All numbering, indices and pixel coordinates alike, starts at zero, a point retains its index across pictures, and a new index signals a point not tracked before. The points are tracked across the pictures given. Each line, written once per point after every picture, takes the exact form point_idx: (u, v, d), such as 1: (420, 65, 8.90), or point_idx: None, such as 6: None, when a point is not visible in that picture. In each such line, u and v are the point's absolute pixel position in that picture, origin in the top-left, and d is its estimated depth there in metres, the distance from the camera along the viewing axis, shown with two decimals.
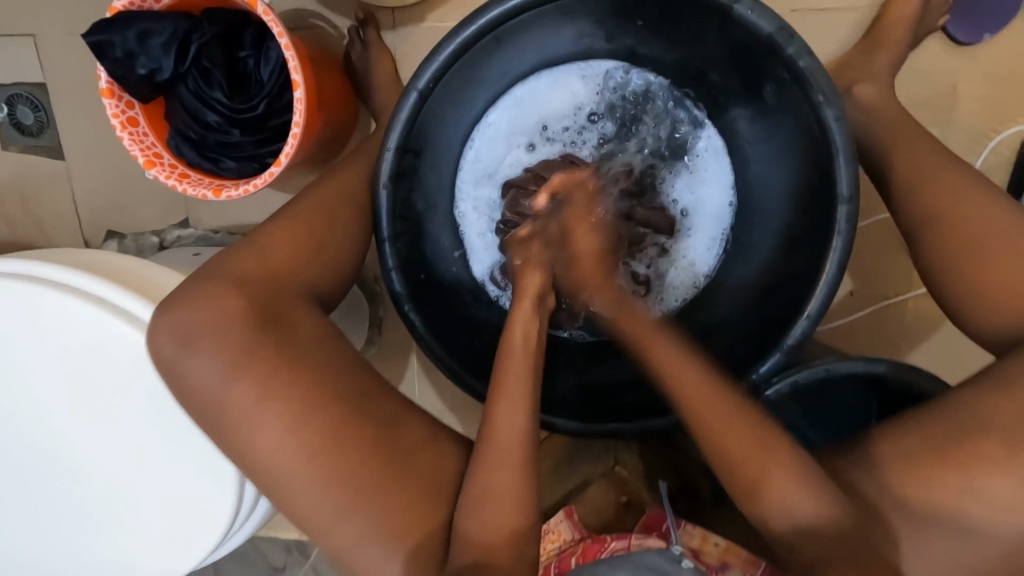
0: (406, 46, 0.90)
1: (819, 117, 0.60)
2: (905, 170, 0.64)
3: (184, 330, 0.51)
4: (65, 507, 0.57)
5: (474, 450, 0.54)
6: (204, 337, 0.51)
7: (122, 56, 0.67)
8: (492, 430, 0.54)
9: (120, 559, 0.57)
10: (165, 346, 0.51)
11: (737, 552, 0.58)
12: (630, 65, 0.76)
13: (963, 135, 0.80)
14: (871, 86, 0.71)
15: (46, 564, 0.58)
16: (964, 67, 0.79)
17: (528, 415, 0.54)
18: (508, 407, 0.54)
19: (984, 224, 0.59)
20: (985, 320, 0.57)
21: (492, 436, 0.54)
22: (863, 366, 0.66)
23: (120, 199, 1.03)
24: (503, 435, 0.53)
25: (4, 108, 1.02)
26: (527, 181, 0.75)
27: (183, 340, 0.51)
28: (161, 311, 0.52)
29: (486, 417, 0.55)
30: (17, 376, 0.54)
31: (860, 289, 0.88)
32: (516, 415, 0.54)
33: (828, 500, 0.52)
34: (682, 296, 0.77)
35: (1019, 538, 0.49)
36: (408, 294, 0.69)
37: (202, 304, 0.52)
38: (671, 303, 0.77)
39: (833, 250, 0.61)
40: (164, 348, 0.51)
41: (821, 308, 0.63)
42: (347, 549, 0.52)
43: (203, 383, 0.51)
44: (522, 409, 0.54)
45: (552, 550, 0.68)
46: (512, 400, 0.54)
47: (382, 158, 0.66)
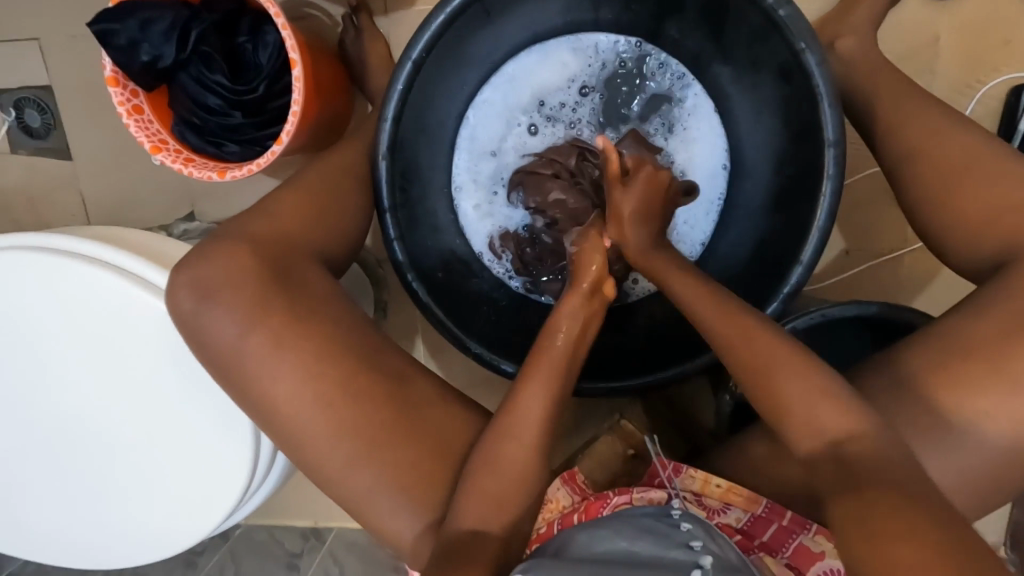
0: (398, 31, 0.92)
1: (801, 63, 0.62)
2: (888, 116, 0.67)
3: (198, 290, 0.53)
4: (90, 474, 0.59)
5: (492, 421, 0.55)
6: (217, 294, 0.53)
7: (126, 44, 0.69)
8: (516, 406, 0.54)
9: (145, 522, 0.60)
10: (184, 300, 0.52)
11: (738, 491, 0.59)
12: (621, 35, 0.78)
13: (949, 87, 0.82)
14: (853, 40, 0.73)
15: (75, 527, 0.61)
16: (946, 20, 0.80)
17: (551, 403, 0.55)
18: (534, 390, 0.54)
19: (965, 161, 0.61)
20: (967, 250, 0.60)
21: (514, 410, 0.54)
22: (854, 309, 0.71)
23: (127, 196, 1.06)
24: (524, 413, 0.54)
25: (11, 112, 1.05)
26: (541, 164, 0.78)
27: (200, 296, 0.53)
28: (174, 275, 0.54)
29: (511, 393, 0.55)
30: (39, 349, 0.56)
31: (855, 248, 0.89)
32: (541, 401, 0.54)
33: None
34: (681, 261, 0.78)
35: (1003, 449, 0.52)
36: (410, 263, 0.71)
37: (213, 265, 0.54)
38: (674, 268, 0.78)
39: (824, 195, 0.62)
40: (180, 304, 0.52)
41: (815, 256, 0.64)
42: (362, 500, 0.54)
43: (218, 339, 0.52)
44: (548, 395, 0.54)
45: (551, 519, 0.63)
46: (542, 381, 0.54)
47: (380, 129, 0.68)
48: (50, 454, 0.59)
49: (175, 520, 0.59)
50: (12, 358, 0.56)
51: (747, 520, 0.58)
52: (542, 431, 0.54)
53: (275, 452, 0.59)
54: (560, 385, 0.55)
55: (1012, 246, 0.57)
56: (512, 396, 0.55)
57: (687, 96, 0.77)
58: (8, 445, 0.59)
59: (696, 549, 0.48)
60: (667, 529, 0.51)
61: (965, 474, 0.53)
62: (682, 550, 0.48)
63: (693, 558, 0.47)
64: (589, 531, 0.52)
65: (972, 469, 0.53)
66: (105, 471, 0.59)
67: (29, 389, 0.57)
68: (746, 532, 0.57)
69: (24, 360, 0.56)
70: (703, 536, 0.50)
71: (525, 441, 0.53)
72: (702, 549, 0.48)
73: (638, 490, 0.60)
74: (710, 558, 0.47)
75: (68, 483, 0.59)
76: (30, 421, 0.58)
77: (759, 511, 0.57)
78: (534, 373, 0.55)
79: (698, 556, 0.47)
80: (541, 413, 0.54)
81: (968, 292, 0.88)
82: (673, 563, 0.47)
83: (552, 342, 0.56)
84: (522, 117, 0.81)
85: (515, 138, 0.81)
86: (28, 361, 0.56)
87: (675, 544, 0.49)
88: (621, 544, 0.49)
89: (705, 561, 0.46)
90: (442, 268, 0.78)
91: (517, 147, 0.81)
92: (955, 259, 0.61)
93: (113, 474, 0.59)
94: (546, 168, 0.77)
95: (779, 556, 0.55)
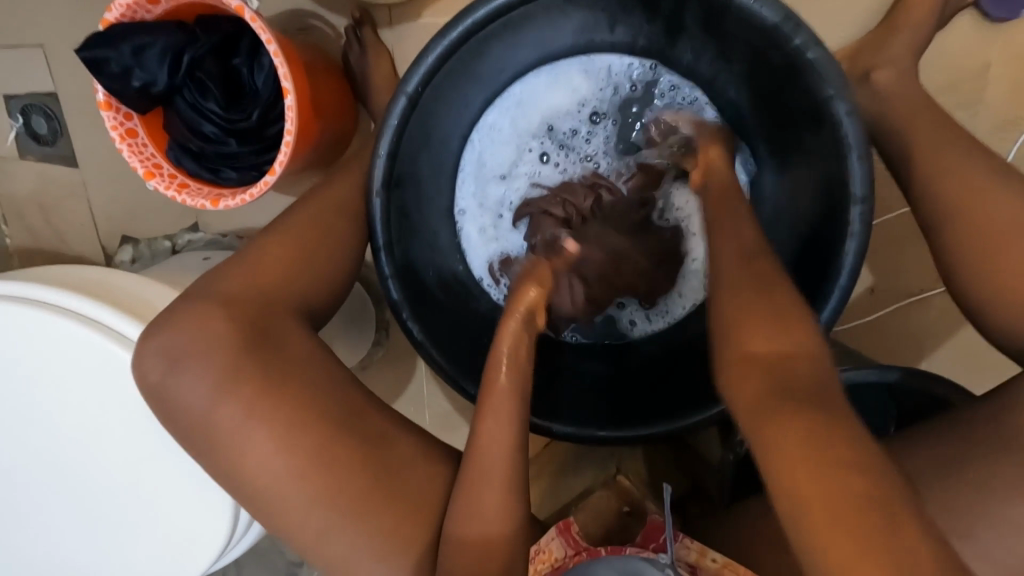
0: (404, 44, 0.88)
1: (828, 112, 0.56)
2: (924, 163, 0.61)
3: (168, 359, 0.51)
4: (73, 521, 0.58)
5: (462, 460, 0.54)
6: (187, 362, 0.51)
7: (119, 71, 0.66)
8: (480, 442, 0.53)
9: (128, 571, 0.59)
10: (153, 370, 0.51)
11: (735, 567, 0.56)
12: (636, 58, 0.73)
13: (997, 119, 0.75)
14: (890, 70, 0.67)
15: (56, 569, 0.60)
16: (999, 46, 0.73)
17: (516, 429, 0.54)
18: (494, 422, 0.53)
19: (1012, 220, 0.55)
20: (1006, 325, 0.55)
21: (479, 447, 0.53)
22: (876, 375, 0.66)
23: (133, 206, 1.05)
24: (489, 449, 0.53)
25: (19, 118, 1.04)
26: (551, 203, 0.75)
27: (171, 362, 0.51)
28: (147, 336, 0.51)
29: (473, 428, 0.54)
30: (18, 395, 0.55)
31: (881, 286, 0.83)
32: (503, 427, 0.53)
33: None
34: (689, 303, 0.76)
35: None
36: (406, 301, 0.67)
37: (184, 329, 0.52)
38: (678, 311, 0.77)
39: (847, 253, 0.57)
40: (148, 375, 0.51)
41: (835, 314, 0.59)
42: (341, 564, 0.52)
43: (192, 405, 0.50)
44: (509, 425, 0.54)
45: (542, 571, 0.61)
46: (499, 414, 0.53)
47: (374, 165, 0.64)
48: (32, 500, 0.58)
49: (157, 566, 0.59)
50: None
51: None
52: (515, 466, 0.53)
53: (252, 520, 0.58)
54: (523, 415, 0.54)
55: None
56: (473, 433, 0.54)
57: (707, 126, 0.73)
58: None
59: None
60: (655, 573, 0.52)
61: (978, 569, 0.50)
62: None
63: None
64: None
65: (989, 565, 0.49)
66: (87, 520, 0.58)
67: (9, 436, 0.56)
68: None
69: (4, 407, 0.55)
70: None
71: (497, 480, 0.52)
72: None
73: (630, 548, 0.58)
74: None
75: (51, 529, 0.59)
76: (13, 466, 0.57)
77: None
78: (490, 406, 0.54)
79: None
80: (507, 441, 0.53)
81: (1007, 370, 0.83)
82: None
83: (497, 379, 0.55)
84: (531, 142, 0.77)
85: (526, 164, 0.78)
86: (10, 410, 0.55)
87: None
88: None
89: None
90: (440, 297, 0.74)
91: (524, 173, 0.78)
92: (993, 330, 0.56)
93: (93, 518, 0.58)
94: (557, 208, 0.74)
95: None
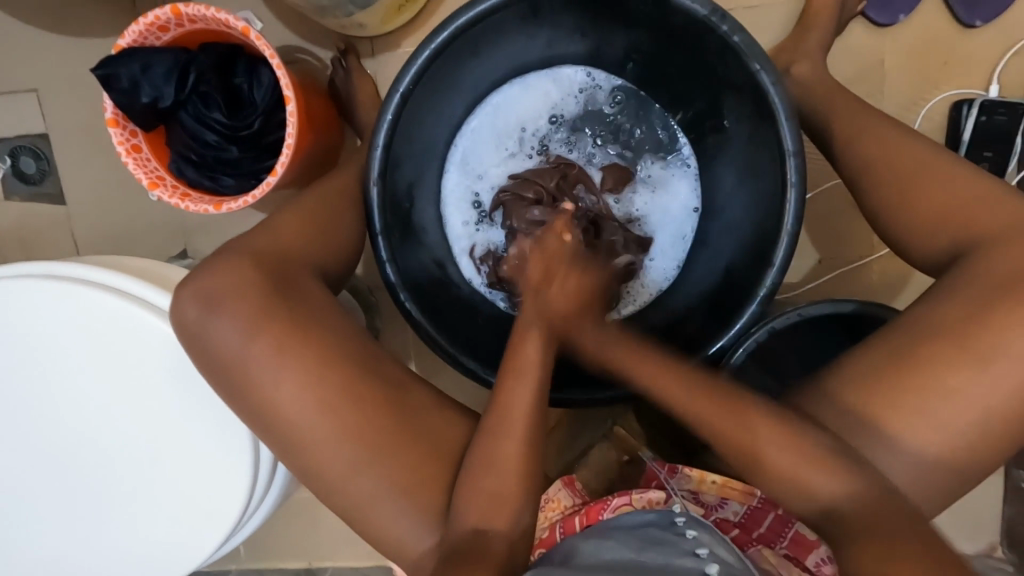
0: (385, 71, 0.98)
1: (758, 83, 0.67)
2: (842, 130, 0.73)
3: (204, 300, 0.56)
4: (97, 497, 0.61)
5: (482, 421, 0.57)
6: (220, 304, 0.56)
7: (129, 86, 0.73)
8: (505, 402, 0.57)
9: (157, 536, 0.61)
10: (190, 310, 0.56)
11: (734, 485, 0.61)
12: (593, 69, 0.85)
13: (897, 104, 0.89)
14: (806, 64, 0.80)
15: (79, 553, 0.62)
16: (889, 44, 0.88)
17: (539, 392, 0.57)
18: (524, 387, 0.57)
19: (915, 163, 0.67)
20: (922, 244, 0.64)
21: (504, 406, 0.56)
22: (829, 308, 0.75)
23: (120, 236, 1.08)
24: (513, 407, 0.56)
25: (7, 160, 1.08)
26: (523, 187, 0.83)
27: (207, 304, 0.56)
28: (184, 285, 0.57)
29: (497, 389, 0.58)
30: (48, 371, 0.59)
31: (826, 257, 0.94)
32: (529, 395, 0.57)
33: None
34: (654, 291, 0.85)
35: (979, 426, 0.55)
36: (402, 283, 0.72)
37: (218, 277, 0.57)
38: (647, 296, 0.85)
39: (789, 202, 0.67)
40: (186, 316, 0.56)
41: (787, 258, 0.68)
42: (365, 509, 0.55)
43: (226, 341, 0.55)
44: (534, 389, 0.57)
45: (553, 519, 0.64)
46: (524, 376, 0.57)
47: (372, 156, 0.71)
48: (57, 477, 0.60)
49: (177, 540, 0.61)
50: (23, 381, 0.59)
51: (743, 513, 0.61)
52: (531, 428, 0.56)
53: (275, 461, 0.61)
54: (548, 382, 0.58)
55: (963, 241, 0.61)
56: (499, 394, 0.57)
57: (678, 148, 0.85)
58: (21, 470, 0.61)
59: (702, 557, 0.51)
60: (675, 538, 0.53)
61: (923, 469, 0.56)
62: (689, 558, 0.51)
63: (700, 564, 0.50)
64: (596, 540, 0.55)
65: (945, 455, 0.55)
66: (114, 493, 0.61)
67: (36, 417, 0.59)
68: (743, 526, 0.60)
69: (38, 383, 0.59)
70: (708, 543, 0.53)
71: (518, 431, 0.55)
72: (708, 557, 0.51)
73: (638, 491, 0.61)
74: (715, 565, 0.50)
75: (78, 506, 0.61)
76: (44, 444, 0.60)
77: (755, 503, 0.60)
78: (518, 370, 0.58)
79: (705, 564, 0.50)
80: (526, 404, 0.56)
81: (926, 283, 0.91)
82: (683, 570, 0.50)
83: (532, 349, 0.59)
84: (507, 143, 0.87)
85: (503, 162, 0.87)
86: (39, 386, 0.59)
87: (682, 552, 0.52)
88: (628, 554, 0.53)
89: (711, 568, 0.49)
90: (430, 284, 0.79)
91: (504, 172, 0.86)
92: (914, 253, 0.65)
93: (114, 495, 0.61)
94: (530, 191, 0.82)
95: (777, 546, 0.59)
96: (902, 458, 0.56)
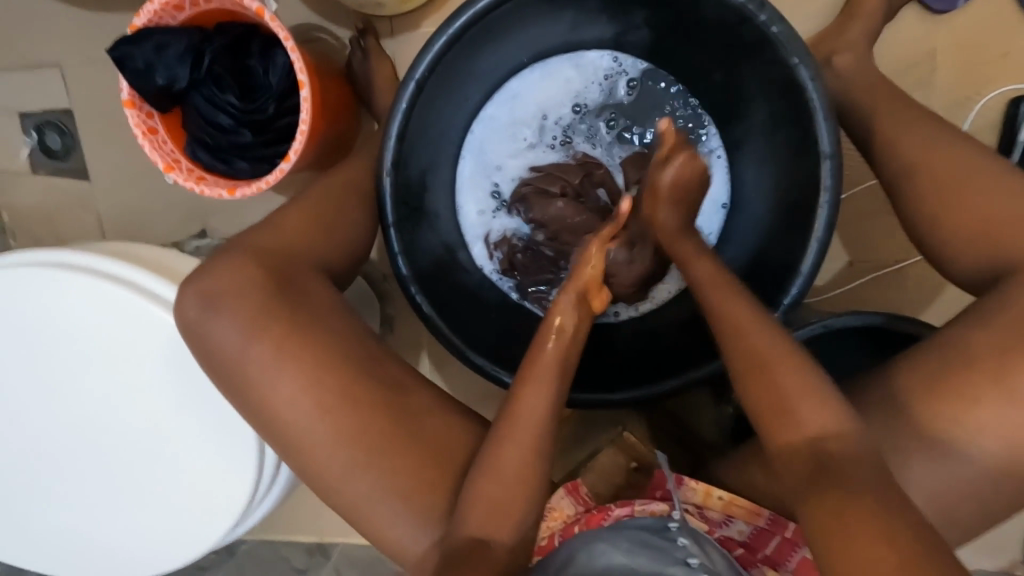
0: (404, 52, 0.95)
1: (794, 78, 0.64)
2: (884, 128, 0.68)
3: (205, 300, 0.56)
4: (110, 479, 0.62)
5: (494, 429, 0.56)
6: (221, 306, 0.56)
7: (143, 68, 0.72)
8: (516, 410, 0.56)
9: (167, 523, 0.63)
10: (191, 308, 0.56)
11: (739, 503, 0.59)
12: (620, 54, 0.81)
13: (947, 99, 0.82)
14: (849, 54, 0.75)
15: (94, 530, 0.64)
16: (944, 33, 0.81)
17: (550, 405, 0.56)
18: (534, 392, 0.56)
19: (963, 169, 0.62)
20: (964, 262, 0.60)
21: (514, 414, 0.56)
22: (857, 320, 0.72)
23: (141, 214, 1.09)
24: (524, 414, 0.55)
25: (33, 135, 1.09)
26: (548, 181, 0.81)
27: (207, 306, 0.56)
28: (188, 283, 0.57)
29: (510, 397, 0.57)
30: (63, 357, 0.59)
31: (858, 260, 0.89)
32: (537, 404, 0.55)
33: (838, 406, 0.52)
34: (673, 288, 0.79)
35: (1008, 456, 0.52)
36: (414, 276, 0.71)
37: (219, 277, 0.57)
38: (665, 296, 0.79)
39: (821, 209, 0.64)
40: (186, 313, 0.56)
41: (815, 266, 0.65)
42: (366, 507, 0.55)
43: (225, 342, 0.55)
44: (543, 399, 0.56)
45: (555, 528, 0.64)
46: (539, 382, 0.56)
47: (385, 147, 0.70)
48: (72, 458, 0.62)
49: (185, 525, 0.62)
50: (36, 366, 0.60)
51: (750, 533, 0.59)
52: (539, 433, 0.55)
53: (280, 459, 0.62)
54: (556, 391, 0.56)
55: (1010, 259, 0.57)
56: (511, 403, 0.56)
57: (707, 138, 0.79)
58: (36, 450, 0.62)
59: (693, 565, 0.52)
60: (667, 544, 0.54)
61: (940, 494, 0.54)
62: (680, 567, 0.52)
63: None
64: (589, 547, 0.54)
65: (965, 482, 0.53)
66: (126, 476, 0.62)
67: (52, 400, 0.61)
68: (748, 546, 0.58)
69: (50, 369, 0.60)
70: (699, 552, 0.53)
71: (523, 449, 0.54)
72: (699, 567, 0.52)
73: (639, 502, 0.59)
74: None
75: (92, 490, 0.63)
76: (57, 428, 0.61)
77: (762, 523, 0.58)
78: (529, 377, 0.57)
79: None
80: (536, 404, 0.56)
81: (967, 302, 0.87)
82: None
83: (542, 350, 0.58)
84: (527, 132, 0.83)
85: (522, 152, 0.84)
86: (54, 371, 0.60)
87: (674, 561, 0.52)
88: (621, 560, 0.53)
89: None
90: (441, 275, 0.78)
91: (521, 162, 0.83)
92: (956, 270, 0.61)
93: (125, 478, 0.62)
94: (555, 185, 0.81)
95: (784, 568, 0.56)
96: (924, 483, 0.54)
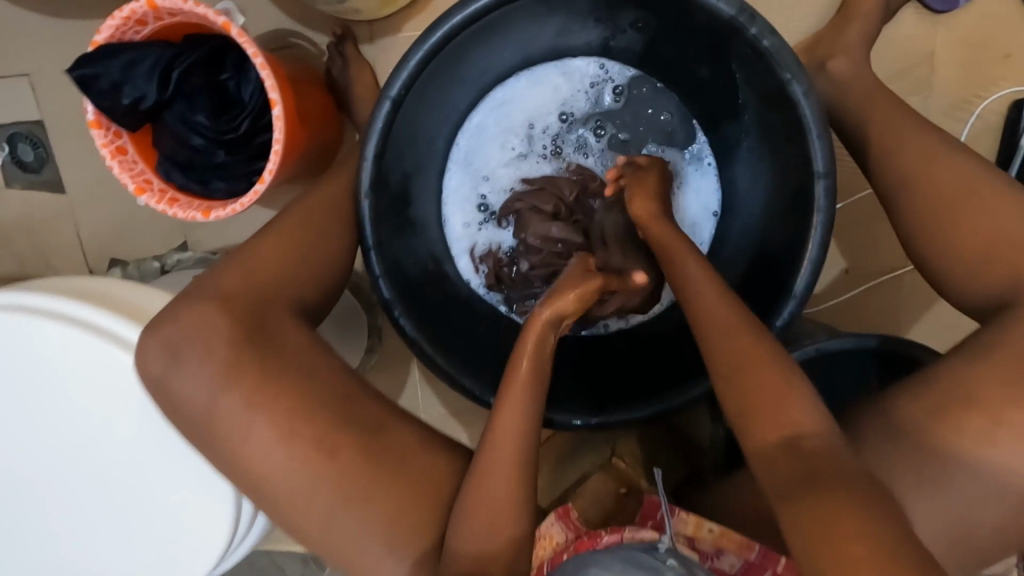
0: (384, 57, 0.91)
1: (786, 92, 0.61)
2: (882, 139, 0.65)
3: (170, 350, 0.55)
4: (87, 521, 0.61)
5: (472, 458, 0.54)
6: (187, 355, 0.55)
7: (107, 87, 0.68)
8: (493, 431, 0.54)
9: (147, 563, 0.61)
10: (154, 363, 0.55)
11: (731, 536, 0.58)
12: (608, 61, 0.77)
13: (948, 101, 0.79)
14: (846, 58, 0.71)
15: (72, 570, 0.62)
16: (944, 33, 0.78)
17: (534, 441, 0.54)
18: (507, 413, 0.54)
19: (964, 185, 0.59)
20: (963, 286, 0.58)
21: (491, 439, 0.54)
22: (853, 342, 0.70)
23: (120, 227, 1.06)
24: (499, 436, 0.54)
25: (4, 147, 1.05)
26: (541, 198, 0.77)
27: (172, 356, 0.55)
28: (149, 330, 0.56)
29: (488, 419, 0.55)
30: (34, 398, 0.58)
31: (855, 267, 0.87)
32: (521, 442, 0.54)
33: (833, 441, 0.50)
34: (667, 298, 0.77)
35: (1007, 488, 0.50)
36: (397, 299, 0.69)
37: (184, 324, 0.56)
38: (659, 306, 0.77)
39: (815, 228, 0.62)
40: (151, 369, 0.55)
41: (808, 286, 0.63)
42: (349, 545, 0.54)
43: (194, 394, 0.55)
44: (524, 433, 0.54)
45: (544, 556, 0.63)
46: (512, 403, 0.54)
47: (360, 168, 0.67)
48: (47, 499, 0.60)
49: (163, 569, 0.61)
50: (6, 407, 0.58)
51: (741, 567, 0.57)
52: (520, 468, 0.53)
53: (255, 511, 0.61)
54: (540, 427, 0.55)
55: (1011, 282, 0.55)
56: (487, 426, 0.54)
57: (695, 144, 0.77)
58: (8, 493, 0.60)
59: None
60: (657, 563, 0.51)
61: (937, 526, 0.52)
62: None
63: None
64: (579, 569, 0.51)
65: (961, 512, 0.52)
66: (103, 517, 0.60)
67: (24, 441, 0.59)
68: None
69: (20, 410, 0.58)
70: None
71: (508, 489, 0.52)
72: None
73: (629, 529, 0.59)
74: None
75: (67, 531, 0.61)
76: (30, 469, 0.60)
77: (753, 558, 0.57)
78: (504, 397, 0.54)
79: None
80: (513, 433, 0.53)
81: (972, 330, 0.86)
82: None
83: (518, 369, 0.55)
84: (514, 142, 0.80)
85: (509, 163, 0.81)
86: (24, 413, 0.58)
87: None
88: None
89: None
90: (427, 294, 0.76)
91: (509, 173, 0.80)
92: (955, 291, 0.59)
93: (101, 519, 0.60)
94: (547, 204, 0.77)
95: None
96: (922, 516, 0.52)
